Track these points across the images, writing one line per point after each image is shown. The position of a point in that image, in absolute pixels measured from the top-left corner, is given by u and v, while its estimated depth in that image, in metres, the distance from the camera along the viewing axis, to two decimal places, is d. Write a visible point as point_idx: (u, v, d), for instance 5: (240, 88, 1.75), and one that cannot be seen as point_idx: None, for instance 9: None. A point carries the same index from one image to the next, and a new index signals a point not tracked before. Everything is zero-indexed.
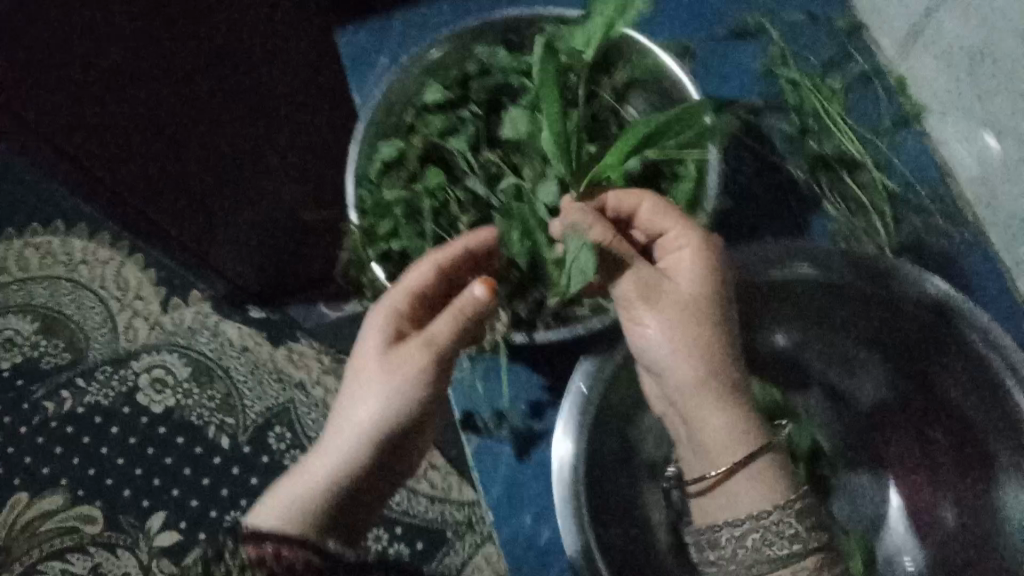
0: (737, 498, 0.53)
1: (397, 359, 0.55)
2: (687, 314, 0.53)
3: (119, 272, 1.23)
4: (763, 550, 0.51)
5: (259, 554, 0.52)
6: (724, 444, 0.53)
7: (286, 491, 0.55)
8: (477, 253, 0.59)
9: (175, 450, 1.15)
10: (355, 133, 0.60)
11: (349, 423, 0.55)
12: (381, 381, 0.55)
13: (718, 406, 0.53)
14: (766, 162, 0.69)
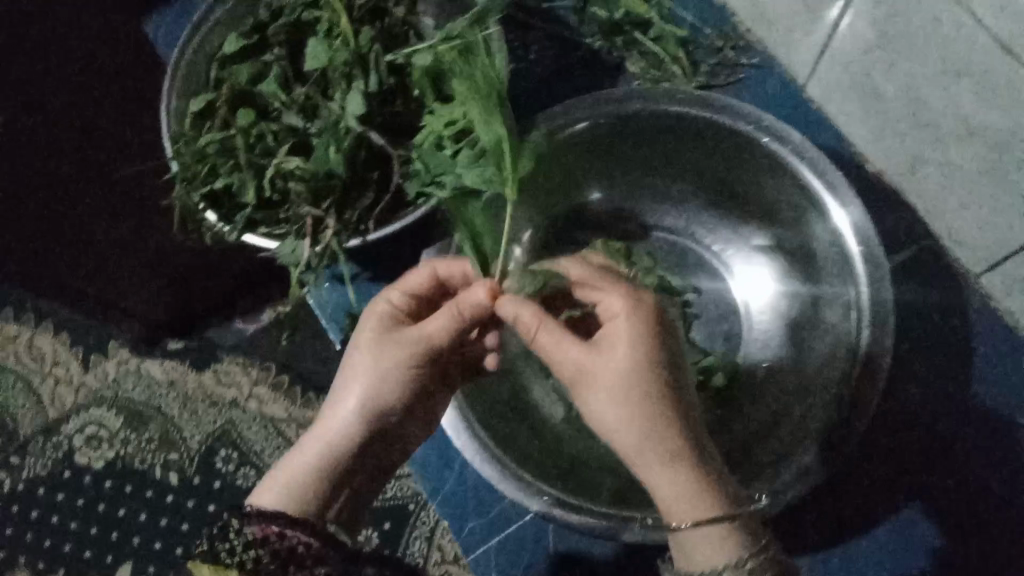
0: (695, 550, 0.51)
1: (386, 361, 0.56)
2: (635, 442, 0.51)
3: (32, 343, 1.09)
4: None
5: (264, 534, 0.53)
6: (680, 503, 0.51)
7: (283, 475, 0.56)
8: (293, 168, 0.60)
9: (124, 500, 1.05)
10: (167, 95, 0.64)
11: (342, 414, 0.57)
12: (370, 375, 0.56)
13: (666, 460, 0.51)
14: (562, 40, 0.72)
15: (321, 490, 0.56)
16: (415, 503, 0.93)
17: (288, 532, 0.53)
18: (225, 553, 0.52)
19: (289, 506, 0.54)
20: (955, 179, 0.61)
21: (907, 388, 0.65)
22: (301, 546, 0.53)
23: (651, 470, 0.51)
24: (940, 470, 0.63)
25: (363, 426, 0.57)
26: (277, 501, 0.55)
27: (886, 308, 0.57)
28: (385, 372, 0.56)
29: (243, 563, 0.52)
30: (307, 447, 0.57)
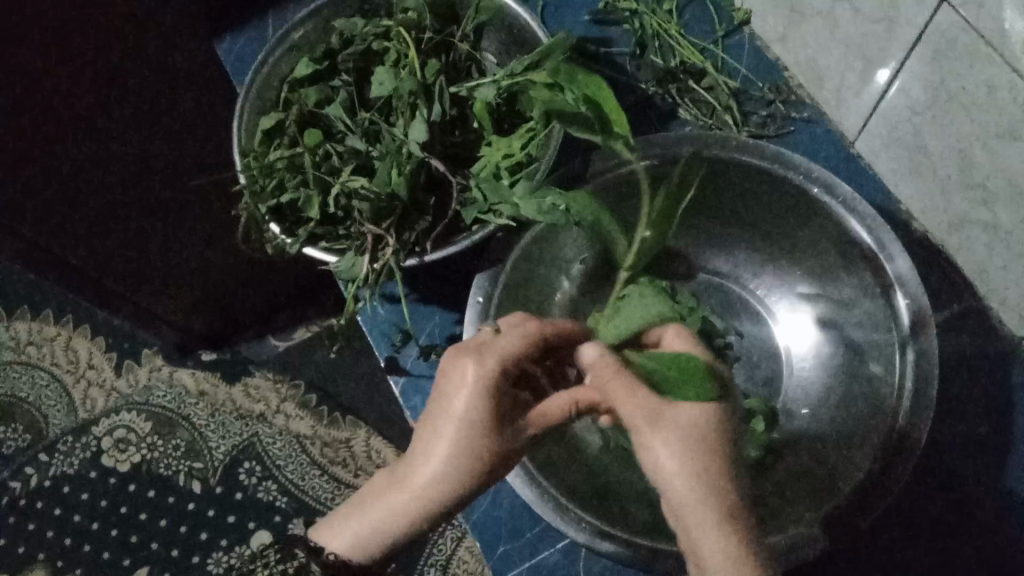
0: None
1: (496, 441, 0.53)
2: (698, 498, 0.50)
3: (69, 347, 1.18)
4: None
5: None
6: (721, 564, 0.47)
7: (361, 521, 0.54)
8: (356, 185, 0.62)
9: (146, 505, 1.08)
10: (240, 110, 0.67)
11: (433, 481, 0.53)
12: (475, 452, 0.52)
13: (720, 527, 0.49)
14: (617, 83, 0.75)
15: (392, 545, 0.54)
16: (434, 528, 1.02)
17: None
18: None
19: (361, 556, 0.54)
20: (999, 242, 0.62)
21: (942, 441, 0.65)
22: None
23: (703, 533, 0.49)
24: (973, 524, 0.63)
25: (453, 497, 0.53)
26: (353, 550, 0.54)
27: (930, 363, 0.57)
28: (484, 446, 0.53)
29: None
30: (388, 503, 0.53)
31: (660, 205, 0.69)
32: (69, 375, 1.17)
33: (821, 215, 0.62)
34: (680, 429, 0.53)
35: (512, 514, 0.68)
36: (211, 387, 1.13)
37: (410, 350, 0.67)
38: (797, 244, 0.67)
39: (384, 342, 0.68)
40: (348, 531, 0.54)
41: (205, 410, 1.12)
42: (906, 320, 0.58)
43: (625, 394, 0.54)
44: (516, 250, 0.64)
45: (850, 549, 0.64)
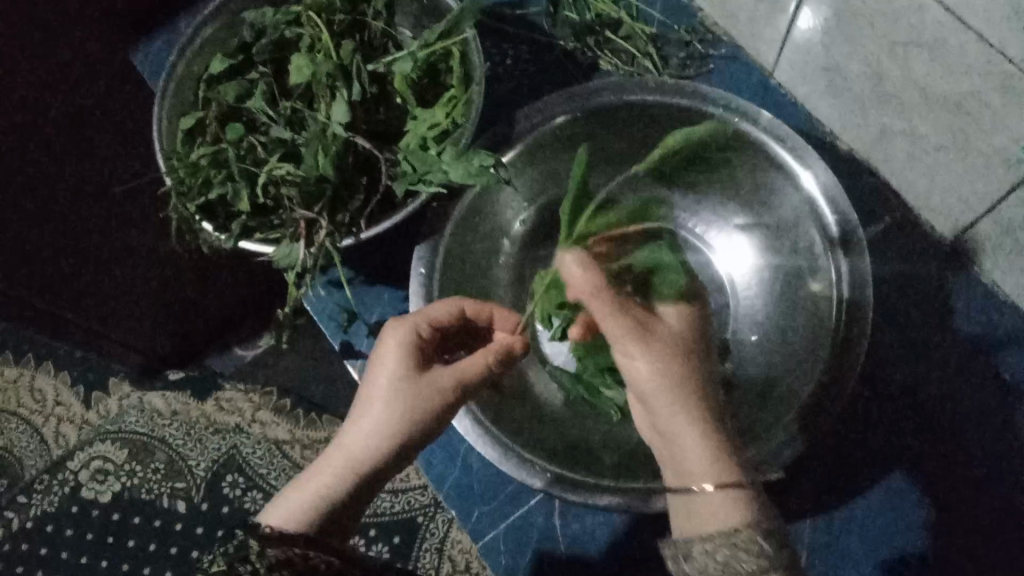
0: (712, 517, 0.51)
1: (411, 398, 0.56)
2: (675, 401, 0.54)
3: (34, 385, 1.15)
4: (735, 566, 0.49)
5: (286, 556, 0.52)
6: (699, 463, 0.53)
7: (302, 493, 0.55)
8: (282, 172, 0.62)
9: (106, 549, 0.98)
10: (158, 113, 0.66)
11: (367, 442, 0.56)
12: (395, 411, 0.56)
13: (699, 425, 0.54)
14: (537, 43, 0.75)
15: (333, 512, 0.55)
16: (424, 514, 1.02)
17: (310, 554, 0.53)
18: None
19: (309, 529, 0.54)
20: (921, 147, 0.65)
21: (893, 351, 0.67)
22: (323, 566, 0.53)
23: (683, 431, 0.54)
24: (936, 427, 0.65)
25: (380, 459, 0.56)
26: (292, 521, 0.54)
27: (865, 276, 0.59)
28: (411, 407, 0.56)
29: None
30: (322, 473, 0.55)
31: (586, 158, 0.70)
32: (39, 415, 1.14)
33: (742, 141, 0.63)
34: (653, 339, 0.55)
35: (482, 479, 0.69)
36: (184, 406, 1.05)
37: (361, 331, 0.68)
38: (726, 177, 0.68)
39: (335, 326, 0.68)
40: (285, 505, 0.55)
41: (179, 429, 1.03)
42: (838, 230, 0.60)
43: (585, 270, 0.56)
44: (453, 217, 0.64)
45: (823, 470, 0.65)
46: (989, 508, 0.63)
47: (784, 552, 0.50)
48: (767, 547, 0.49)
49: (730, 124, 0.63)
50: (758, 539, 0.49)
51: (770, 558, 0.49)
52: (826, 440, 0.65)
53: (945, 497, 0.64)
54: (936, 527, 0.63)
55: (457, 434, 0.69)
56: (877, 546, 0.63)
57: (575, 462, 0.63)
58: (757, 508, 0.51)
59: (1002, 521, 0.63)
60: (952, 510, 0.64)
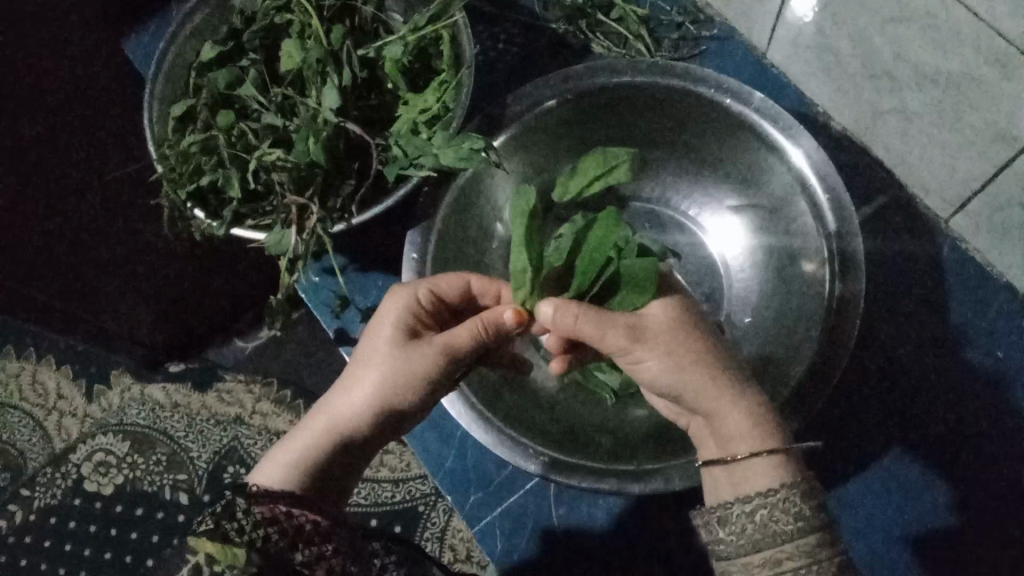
0: (752, 482, 0.50)
1: (401, 362, 0.56)
2: (707, 380, 0.53)
3: (36, 379, 1.15)
4: (773, 526, 0.48)
5: (271, 513, 0.50)
6: (744, 437, 0.52)
7: (293, 450, 0.55)
8: (273, 157, 0.62)
9: (135, 524, 1.02)
10: (148, 100, 0.66)
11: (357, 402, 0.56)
12: (386, 375, 0.56)
13: (735, 395, 0.53)
14: (529, 28, 0.74)
15: (321, 474, 0.54)
16: (425, 503, 1.02)
17: (295, 511, 0.51)
18: (234, 533, 0.49)
19: (294, 485, 0.53)
20: None
21: (886, 333, 0.67)
22: (308, 526, 0.50)
23: (726, 407, 0.53)
24: (933, 409, 0.65)
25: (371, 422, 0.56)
26: (281, 480, 0.53)
27: (856, 255, 0.58)
28: (401, 368, 0.56)
29: (252, 542, 0.49)
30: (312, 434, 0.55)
31: (578, 141, 0.70)
32: (42, 410, 1.14)
33: (733, 120, 0.63)
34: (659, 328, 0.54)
35: (477, 462, 0.69)
36: (185, 399, 1.09)
37: (353, 316, 0.68)
38: (720, 158, 0.68)
39: (327, 312, 0.68)
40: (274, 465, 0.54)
41: (183, 422, 1.08)
42: (831, 208, 0.60)
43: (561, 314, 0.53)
44: (444, 202, 0.64)
45: (820, 452, 0.65)
46: (990, 489, 0.63)
47: (824, 513, 0.48)
48: (808, 507, 0.48)
49: (721, 103, 0.62)
50: (799, 498, 0.48)
51: (808, 519, 0.48)
52: (822, 423, 0.65)
53: (944, 478, 0.63)
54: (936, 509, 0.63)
55: (451, 420, 0.70)
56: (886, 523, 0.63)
57: (572, 444, 0.63)
58: (795, 469, 0.50)
59: (1004, 503, 0.63)
60: (952, 493, 0.63)
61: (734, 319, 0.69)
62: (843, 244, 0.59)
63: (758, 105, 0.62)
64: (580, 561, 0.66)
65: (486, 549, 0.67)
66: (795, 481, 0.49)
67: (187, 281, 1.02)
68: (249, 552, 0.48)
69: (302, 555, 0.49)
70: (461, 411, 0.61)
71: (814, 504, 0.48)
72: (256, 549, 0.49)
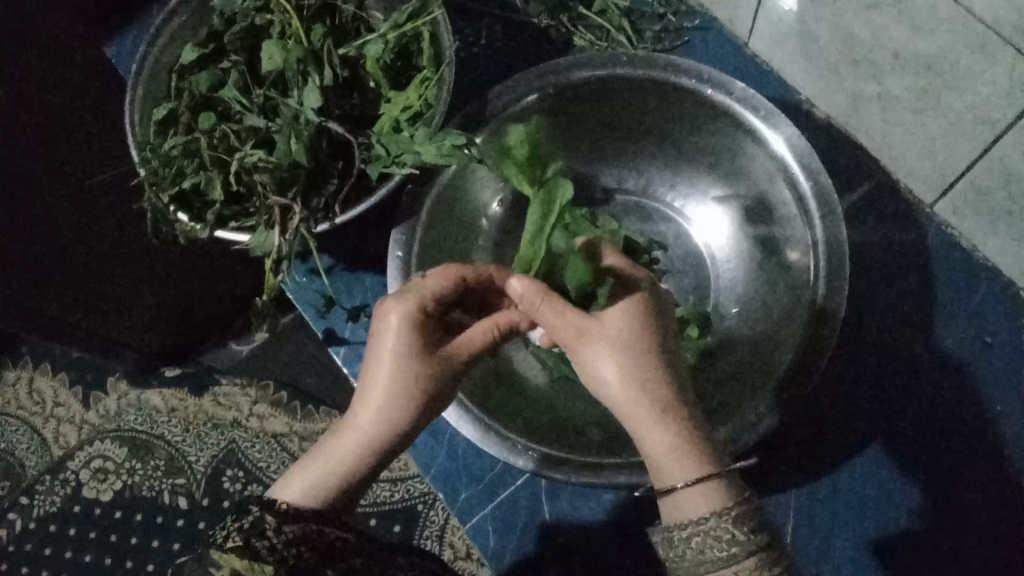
0: (681, 509, 0.50)
1: (424, 375, 0.54)
2: (631, 395, 0.52)
3: (33, 387, 1.15)
4: (708, 553, 0.48)
5: (302, 532, 0.52)
6: (664, 463, 0.50)
7: (319, 470, 0.54)
8: (255, 158, 0.62)
9: (135, 530, 1.03)
10: (130, 104, 0.66)
11: (379, 417, 0.54)
12: (408, 390, 0.54)
13: (658, 417, 0.51)
14: (511, 23, 0.74)
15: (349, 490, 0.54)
16: (424, 502, 1.02)
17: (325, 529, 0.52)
18: (266, 551, 0.51)
19: (324, 504, 0.53)
20: (896, 111, 0.65)
21: (876, 321, 0.67)
22: (338, 542, 0.53)
23: (645, 427, 0.51)
24: (922, 395, 0.65)
25: (397, 437, 0.54)
26: (314, 498, 0.53)
27: (841, 243, 0.58)
28: (423, 385, 0.54)
29: (284, 559, 0.51)
30: (339, 450, 0.54)
31: (561, 135, 0.70)
32: (39, 416, 1.14)
33: (714, 109, 0.63)
34: (598, 336, 0.53)
35: (468, 459, 0.69)
36: (182, 401, 1.07)
37: (341, 316, 0.68)
38: (705, 147, 0.68)
39: (315, 313, 0.68)
40: (302, 480, 0.54)
41: (179, 426, 1.06)
42: (813, 196, 0.59)
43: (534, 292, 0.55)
44: (428, 199, 0.64)
45: (814, 441, 0.65)
46: (983, 475, 0.63)
47: (759, 537, 0.48)
48: (738, 534, 0.48)
49: (702, 93, 0.62)
50: (730, 526, 0.48)
51: (741, 545, 0.48)
52: (814, 411, 0.65)
53: (936, 465, 0.64)
54: (929, 496, 0.63)
55: (441, 418, 0.69)
56: (830, 535, 0.63)
57: (562, 440, 0.63)
58: (730, 493, 0.49)
59: (998, 489, 0.63)
60: (944, 479, 0.63)
61: (725, 309, 0.69)
62: (829, 231, 0.59)
63: (740, 94, 0.61)
64: (575, 557, 0.66)
65: (479, 546, 0.67)
66: (730, 506, 0.48)
67: (180, 285, 1.02)
68: (278, 568, 0.51)
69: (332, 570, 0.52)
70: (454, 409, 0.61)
71: (746, 530, 0.48)
72: (287, 566, 0.51)
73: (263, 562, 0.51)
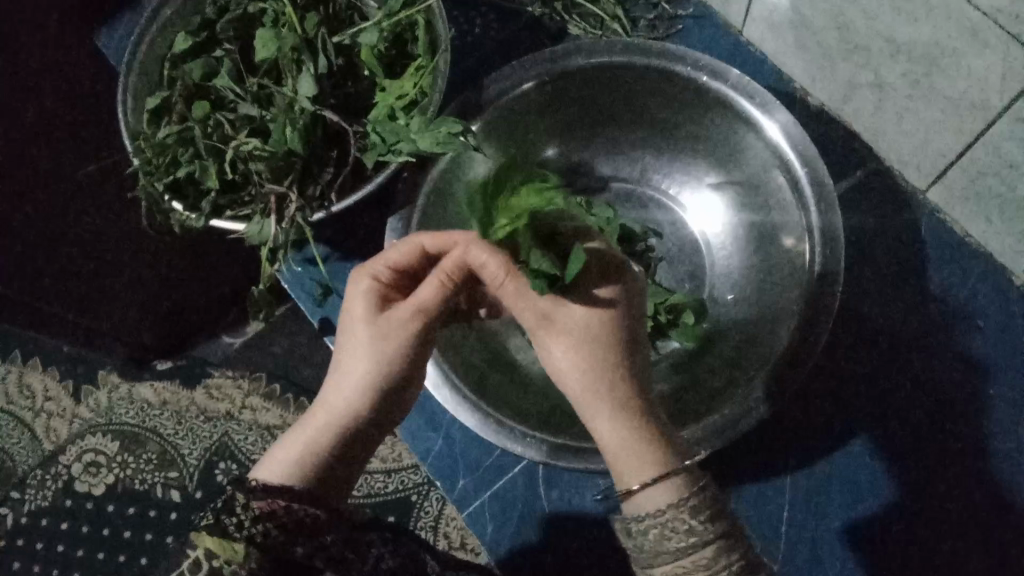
0: (641, 504, 0.51)
1: (387, 338, 0.56)
2: (592, 392, 0.53)
3: (22, 382, 1.12)
4: (668, 544, 0.49)
5: (270, 508, 0.53)
6: (626, 460, 0.51)
7: (291, 447, 0.55)
8: (250, 147, 0.62)
9: (128, 522, 1.02)
10: (124, 92, 0.65)
11: (348, 385, 0.56)
12: (373, 355, 0.56)
13: (615, 408, 0.52)
14: (504, 12, 0.74)
15: (320, 467, 0.55)
16: (418, 493, 1.01)
17: (294, 506, 0.53)
18: (234, 527, 0.53)
19: (294, 480, 0.54)
20: (889, 99, 0.66)
21: (868, 308, 0.68)
22: (309, 519, 0.53)
23: (598, 421, 0.53)
24: (913, 381, 0.66)
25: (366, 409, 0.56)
26: (284, 475, 0.54)
27: (836, 231, 0.59)
28: (383, 345, 0.56)
29: (251, 536, 0.53)
30: (311, 428, 0.56)
31: (554, 125, 0.70)
32: (29, 411, 1.11)
33: (711, 97, 0.63)
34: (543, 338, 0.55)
35: (465, 446, 0.69)
36: (175, 396, 1.06)
37: (336, 304, 0.69)
38: (700, 133, 0.68)
39: (311, 302, 0.69)
40: (278, 461, 0.55)
41: (172, 419, 1.05)
42: (809, 181, 0.59)
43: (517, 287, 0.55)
44: (424, 187, 0.64)
45: (806, 425, 0.66)
46: (974, 456, 0.64)
47: (718, 524, 0.50)
48: (697, 523, 0.49)
49: (698, 80, 0.62)
50: (688, 516, 0.49)
51: (700, 534, 0.49)
52: (803, 398, 0.66)
53: (926, 449, 0.65)
54: (919, 479, 0.64)
55: (439, 407, 0.70)
56: (820, 522, 0.64)
57: (557, 425, 0.63)
58: (686, 486, 0.50)
59: (989, 474, 0.64)
60: (933, 462, 0.64)
61: (720, 297, 0.70)
62: (825, 217, 0.59)
63: (736, 80, 0.62)
64: (570, 544, 0.66)
65: (476, 533, 0.68)
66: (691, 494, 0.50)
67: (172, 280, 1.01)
68: (248, 548, 0.53)
69: (303, 548, 0.54)
70: (450, 404, 0.61)
71: (704, 517, 0.49)
72: (255, 544, 0.53)
73: (234, 539, 0.53)
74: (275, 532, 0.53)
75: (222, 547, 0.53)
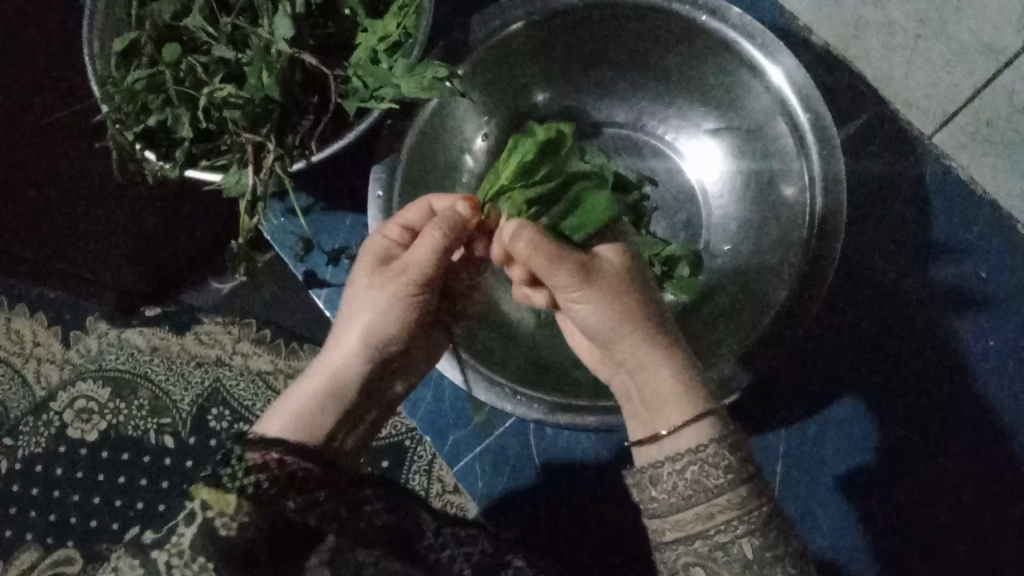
0: (675, 444, 0.50)
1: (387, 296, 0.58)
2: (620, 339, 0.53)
3: (11, 327, 1.04)
4: (704, 480, 0.48)
5: (263, 460, 0.53)
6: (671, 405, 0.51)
7: (291, 404, 0.57)
8: (225, 93, 0.59)
9: (123, 468, 0.98)
10: (88, 34, 0.61)
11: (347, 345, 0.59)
12: (373, 314, 0.58)
13: (637, 347, 0.53)
14: None
15: (318, 423, 0.57)
16: (412, 438, 0.87)
17: (289, 459, 0.54)
18: (228, 479, 0.52)
19: (292, 436, 0.56)
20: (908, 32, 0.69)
21: (871, 256, 0.66)
22: (305, 475, 0.54)
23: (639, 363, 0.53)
24: (912, 333, 0.65)
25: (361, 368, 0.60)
26: (283, 430, 0.56)
27: (840, 178, 0.56)
28: (382, 305, 0.58)
29: (243, 488, 0.52)
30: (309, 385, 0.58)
31: (545, 68, 0.67)
32: (18, 357, 1.04)
33: (712, 37, 0.59)
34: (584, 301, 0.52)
35: (452, 402, 0.68)
36: (164, 340, 0.98)
37: (319, 257, 0.67)
38: (700, 76, 0.65)
39: (294, 254, 0.67)
40: (279, 417, 0.57)
41: (162, 365, 0.97)
42: (813, 127, 0.57)
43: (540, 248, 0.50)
44: (409, 134, 0.60)
45: (802, 377, 0.65)
46: (970, 407, 0.64)
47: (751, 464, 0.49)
48: (734, 461, 0.48)
49: (698, 20, 0.59)
50: (727, 452, 0.48)
51: (736, 471, 0.48)
52: (800, 350, 0.65)
53: (923, 400, 0.64)
54: (913, 431, 0.64)
55: None
56: (814, 474, 0.63)
57: (550, 380, 0.62)
58: (722, 424, 0.50)
59: (982, 425, 0.64)
60: (930, 413, 0.64)
61: (712, 246, 0.68)
62: (828, 166, 0.57)
63: (738, 20, 0.58)
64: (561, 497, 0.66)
65: (466, 488, 0.67)
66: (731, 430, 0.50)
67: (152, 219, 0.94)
68: (238, 500, 0.52)
69: (294, 502, 0.53)
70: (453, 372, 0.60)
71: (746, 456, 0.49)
72: (246, 496, 0.52)
73: (226, 490, 0.52)
74: (270, 488, 0.53)
75: (214, 498, 0.52)
